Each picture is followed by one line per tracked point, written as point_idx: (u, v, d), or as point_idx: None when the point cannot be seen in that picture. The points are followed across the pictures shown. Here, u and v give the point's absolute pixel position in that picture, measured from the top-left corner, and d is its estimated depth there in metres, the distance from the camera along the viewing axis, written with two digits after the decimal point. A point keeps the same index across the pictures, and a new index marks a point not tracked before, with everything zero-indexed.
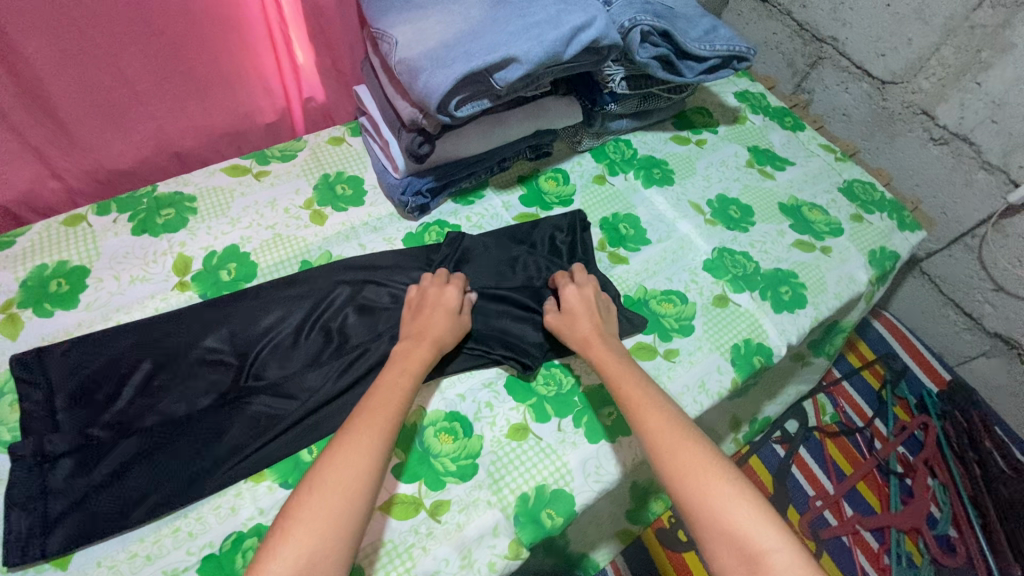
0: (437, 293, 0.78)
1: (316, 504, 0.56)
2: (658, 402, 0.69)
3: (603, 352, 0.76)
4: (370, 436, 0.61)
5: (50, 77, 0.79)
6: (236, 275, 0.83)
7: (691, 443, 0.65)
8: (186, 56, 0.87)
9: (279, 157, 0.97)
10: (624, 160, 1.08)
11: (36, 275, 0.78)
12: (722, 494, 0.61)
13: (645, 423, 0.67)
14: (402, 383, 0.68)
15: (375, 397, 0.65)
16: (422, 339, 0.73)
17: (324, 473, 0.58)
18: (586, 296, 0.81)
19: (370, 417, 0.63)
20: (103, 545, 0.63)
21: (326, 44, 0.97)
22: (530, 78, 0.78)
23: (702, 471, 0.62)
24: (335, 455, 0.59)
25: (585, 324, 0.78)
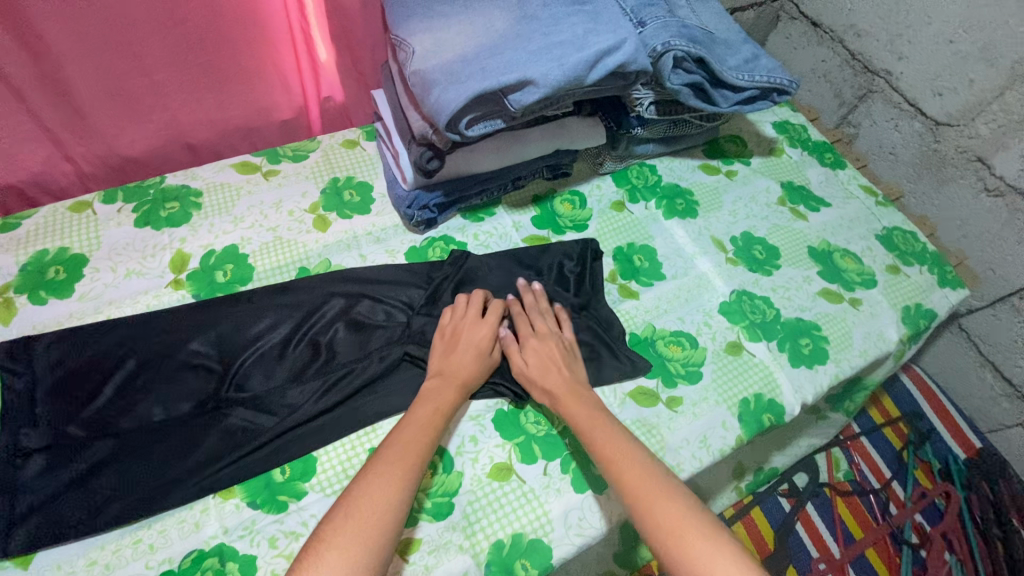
0: (474, 328, 0.76)
1: (346, 537, 0.55)
2: (637, 454, 0.65)
3: (571, 408, 0.71)
4: (401, 471, 0.61)
5: (66, 62, 0.78)
6: (231, 277, 0.81)
7: (670, 498, 0.61)
8: (205, 50, 0.86)
9: (290, 156, 0.95)
10: (647, 187, 1.03)
11: (36, 260, 0.78)
12: (702, 552, 0.57)
13: (623, 481, 0.63)
14: (430, 419, 0.67)
15: (404, 432, 0.65)
16: (451, 381, 0.71)
17: (352, 506, 0.57)
18: (548, 347, 0.76)
19: (401, 451, 0.63)
20: (66, 549, 0.61)
21: (347, 44, 0.95)
22: (549, 101, 0.74)
23: (681, 528, 0.59)
24: (365, 487, 0.59)
25: (556, 379, 0.73)
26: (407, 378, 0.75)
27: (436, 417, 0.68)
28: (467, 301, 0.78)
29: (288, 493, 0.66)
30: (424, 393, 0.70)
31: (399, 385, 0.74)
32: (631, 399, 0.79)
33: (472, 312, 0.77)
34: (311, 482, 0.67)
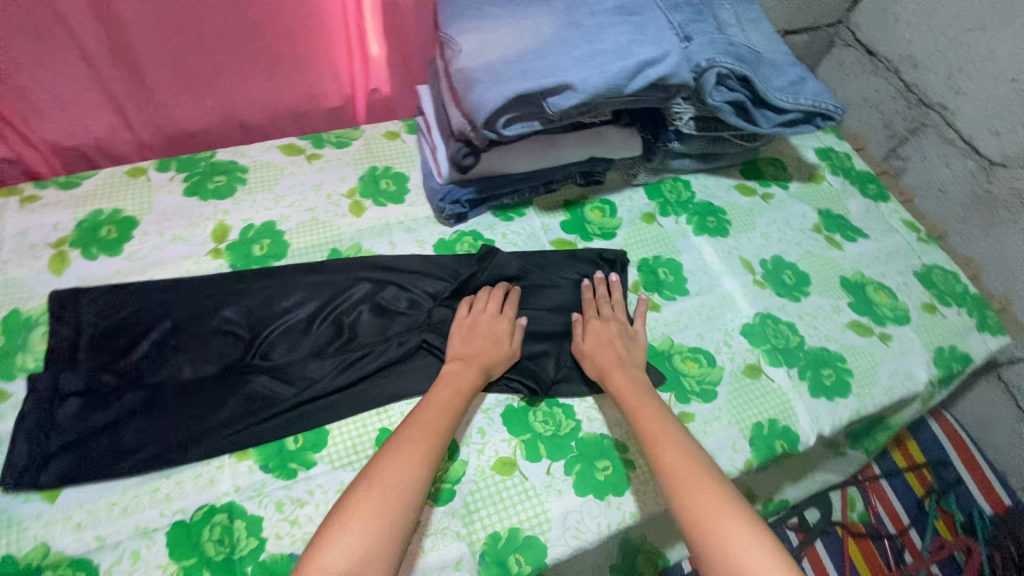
0: (493, 319, 0.79)
1: (377, 501, 0.58)
2: (678, 437, 0.67)
3: (621, 382, 0.74)
4: (424, 443, 0.63)
5: (139, 37, 0.84)
6: (267, 251, 0.84)
7: (705, 481, 0.63)
8: (266, 35, 0.90)
9: (334, 142, 0.99)
10: (679, 202, 1.03)
11: (91, 218, 0.83)
12: (730, 535, 0.58)
13: (660, 458, 0.65)
14: (448, 399, 0.69)
15: (424, 410, 0.67)
16: (468, 364, 0.74)
17: (382, 473, 0.60)
18: (608, 328, 0.80)
19: (424, 427, 0.65)
20: (89, 489, 0.65)
21: (399, 40, 0.98)
22: (589, 109, 0.74)
23: (712, 510, 0.60)
24: (391, 457, 0.61)
25: (608, 355, 0.78)
26: (423, 366, 0.77)
27: (455, 397, 0.70)
28: (486, 294, 0.81)
29: (298, 461, 0.69)
30: (443, 377, 0.72)
31: (415, 371, 0.76)
32: None
33: (495, 305, 0.80)
34: (322, 453, 0.70)
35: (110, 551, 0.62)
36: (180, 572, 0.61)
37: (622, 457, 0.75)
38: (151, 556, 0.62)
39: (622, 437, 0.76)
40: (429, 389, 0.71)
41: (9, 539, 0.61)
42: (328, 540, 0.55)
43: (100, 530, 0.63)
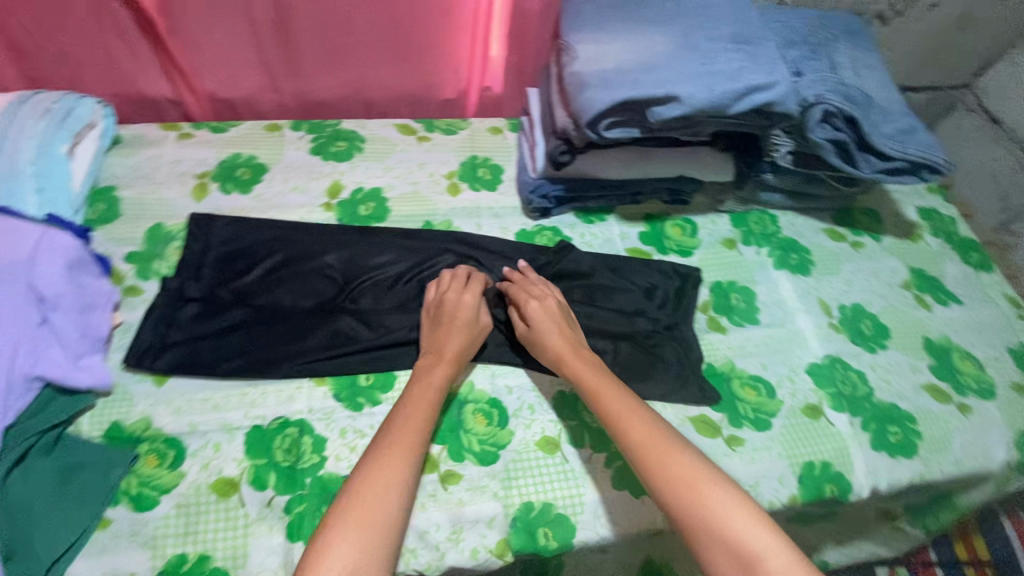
0: (457, 299, 0.79)
1: (366, 512, 0.58)
2: (642, 412, 0.68)
3: (577, 365, 0.74)
4: (403, 454, 0.63)
5: (300, 13, 0.97)
6: (370, 213, 0.94)
7: (677, 449, 0.65)
8: (404, 25, 1.01)
9: (444, 129, 1.08)
10: (762, 234, 1.03)
11: (231, 159, 0.95)
12: (711, 502, 0.60)
13: (626, 436, 0.66)
14: (421, 400, 0.69)
15: (400, 415, 0.67)
16: (441, 357, 0.74)
17: (365, 485, 0.60)
18: (549, 307, 0.78)
19: (400, 433, 0.65)
20: (190, 381, 0.74)
21: (519, 44, 1.05)
22: (691, 124, 0.77)
23: (690, 481, 0.62)
24: (373, 471, 0.61)
25: (556, 339, 0.76)
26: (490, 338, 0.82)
27: (430, 399, 0.69)
28: (451, 276, 0.82)
29: (365, 397, 0.76)
30: (414, 379, 0.71)
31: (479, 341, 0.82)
32: (691, 423, 0.80)
33: (445, 292, 0.79)
34: (387, 395, 0.76)
35: (198, 437, 0.71)
36: (251, 468, 0.69)
37: None
38: (230, 449, 0.70)
39: None
40: (404, 389, 0.70)
41: (121, 408, 0.71)
42: (326, 547, 0.55)
43: (193, 418, 0.72)
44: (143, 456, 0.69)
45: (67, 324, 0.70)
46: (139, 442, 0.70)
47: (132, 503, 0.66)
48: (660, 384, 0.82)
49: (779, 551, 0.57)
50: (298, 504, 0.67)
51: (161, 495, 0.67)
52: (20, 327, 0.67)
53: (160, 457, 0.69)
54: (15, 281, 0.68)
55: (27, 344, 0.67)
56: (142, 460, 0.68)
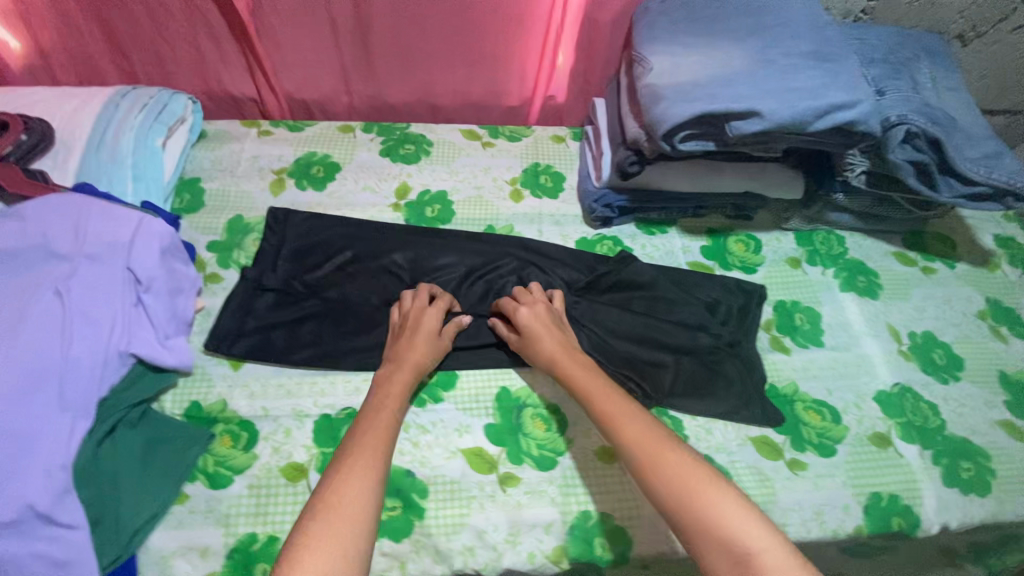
0: (424, 313, 0.78)
1: (337, 513, 0.54)
2: (631, 408, 0.66)
3: (572, 366, 0.72)
4: (374, 458, 0.60)
5: (378, 19, 1.00)
6: (436, 215, 0.96)
7: (669, 446, 0.61)
8: (475, 32, 1.04)
9: (508, 136, 1.10)
10: (829, 255, 1.00)
11: (307, 157, 0.99)
12: (707, 500, 0.56)
13: (620, 436, 0.63)
14: (388, 409, 0.67)
15: (370, 421, 0.65)
16: (401, 365, 0.72)
17: (336, 487, 0.57)
18: (539, 312, 0.78)
19: (368, 437, 0.62)
20: (264, 366, 0.78)
21: (586, 54, 1.06)
22: (769, 139, 0.76)
23: (683, 479, 0.58)
24: (342, 473, 0.58)
25: (550, 341, 0.75)
26: None
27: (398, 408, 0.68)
28: (411, 295, 0.81)
29: (429, 394, 0.78)
30: (385, 387, 0.70)
31: None
32: (752, 443, 0.79)
33: (411, 307, 0.79)
34: (450, 394, 0.78)
35: (269, 421, 0.74)
36: (319, 456, 0.71)
37: None
38: (299, 436, 0.73)
39: (727, 463, 0.77)
40: (372, 399, 0.69)
41: (201, 388, 0.75)
42: (295, 548, 0.52)
43: (265, 403, 0.75)
44: (219, 436, 0.72)
45: (156, 303, 0.75)
46: (215, 423, 0.73)
47: (208, 480, 0.69)
48: (722, 402, 0.81)
49: (781, 550, 0.52)
50: None
51: (234, 474, 0.70)
52: (116, 305, 0.71)
53: (234, 438, 0.72)
54: (112, 262, 0.73)
55: (121, 321, 0.71)
56: (217, 439, 0.72)
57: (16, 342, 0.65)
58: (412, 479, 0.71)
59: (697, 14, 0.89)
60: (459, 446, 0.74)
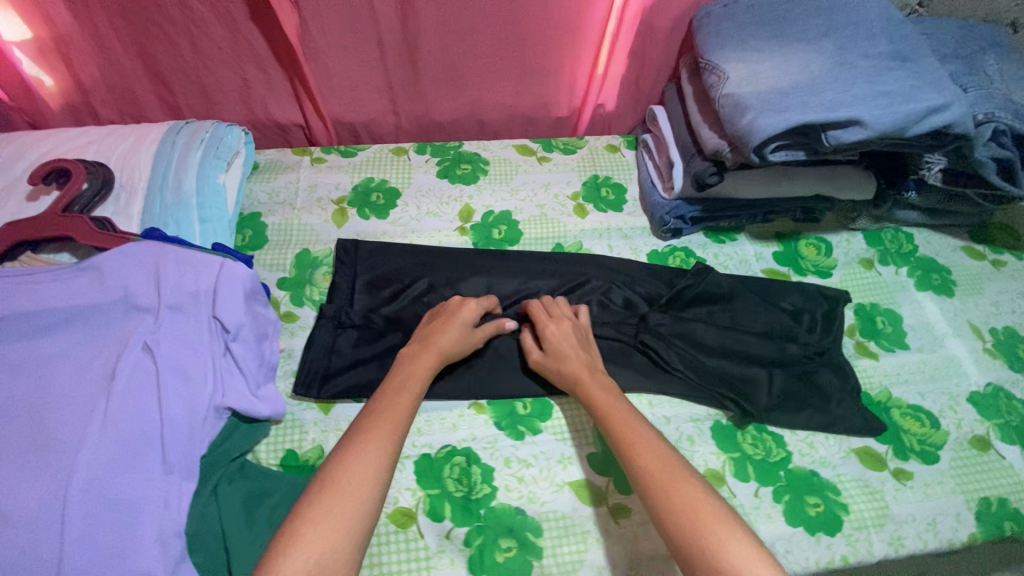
0: (460, 304, 0.78)
1: (342, 499, 0.54)
2: (650, 437, 0.64)
3: (591, 390, 0.71)
4: (387, 438, 0.60)
5: (426, 37, 0.97)
6: (504, 236, 0.95)
7: (684, 476, 0.60)
8: (526, 45, 1.00)
9: (562, 148, 1.07)
10: (900, 253, 0.99)
11: (364, 184, 0.97)
12: (712, 533, 0.54)
13: (633, 459, 0.62)
14: (408, 393, 0.66)
15: (389, 402, 0.64)
16: (427, 347, 0.72)
17: (345, 469, 0.56)
18: (565, 329, 0.77)
19: (387, 419, 0.62)
20: (356, 406, 0.76)
21: (640, 61, 1.04)
22: (864, 146, 0.76)
23: (692, 507, 0.56)
24: (355, 450, 0.58)
25: (574, 360, 0.74)
26: (640, 366, 0.82)
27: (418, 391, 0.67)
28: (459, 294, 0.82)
29: (526, 426, 0.76)
30: (409, 367, 0.70)
31: (632, 369, 0.81)
32: (855, 456, 0.78)
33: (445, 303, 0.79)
34: (547, 424, 0.76)
35: None
36: (426, 499, 0.70)
37: (833, 498, 0.74)
38: (402, 478, 0.71)
39: (834, 479, 0.76)
40: (397, 376, 0.68)
41: (294, 436, 0.74)
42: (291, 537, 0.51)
43: None
44: None
45: (243, 351, 0.72)
46: (315, 470, 0.72)
47: None
48: (820, 413, 0.80)
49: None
50: (476, 536, 0.67)
51: None
52: (206, 357, 0.69)
53: None
54: (197, 313, 0.70)
55: (213, 374, 0.69)
56: None
57: (116, 405, 0.63)
58: (524, 517, 0.69)
59: (766, 17, 0.87)
60: (565, 479, 0.72)
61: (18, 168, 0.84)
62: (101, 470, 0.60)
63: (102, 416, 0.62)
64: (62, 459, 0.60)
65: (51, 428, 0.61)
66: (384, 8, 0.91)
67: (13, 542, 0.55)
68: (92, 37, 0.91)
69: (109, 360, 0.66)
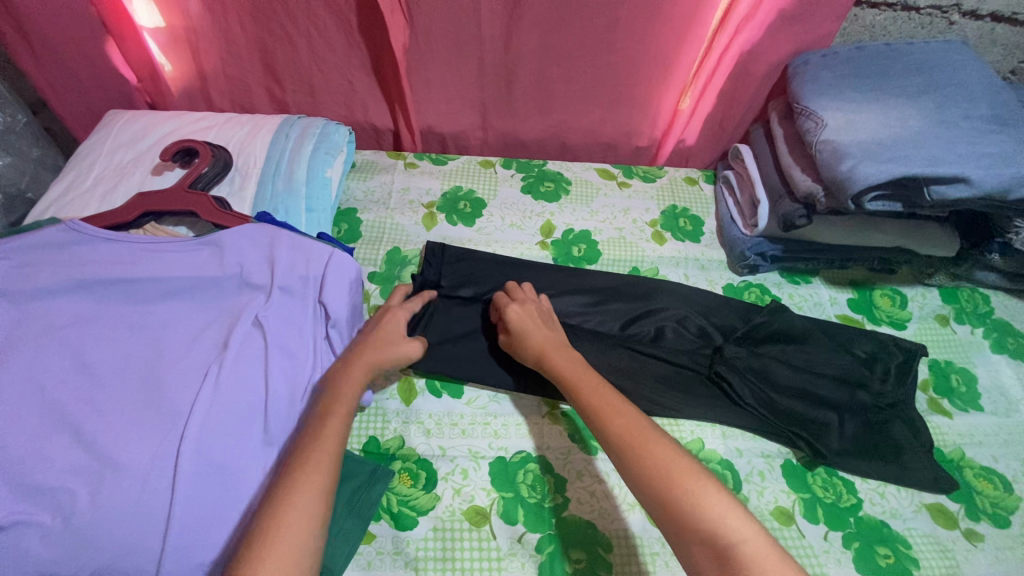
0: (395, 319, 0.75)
1: (296, 514, 0.52)
2: (623, 402, 0.64)
3: (558, 359, 0.71)
4: (314, 495, 0.54)
5: (525, 60, 1.00)
6: (583, 254, 0.98)
7: (655, 437, 0.59)
8: (618, 76, 1.03)
9: (642, 176, 1.10)
10: (976, 313, 0.99)
11: (453, 192, 1.02)
12: (689, 488, 0.54)
13: (607, 424, 0.61)
14: (335, 430, 0.60)
15: (320, 446, 0.58)
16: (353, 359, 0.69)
17: (283, 521, 0.52)
18: (529, 309, 0.78)
19: (316, 462, 0.57)
20: (436, 403, 0.79)
21: (728, 101, 1.06)
22: (963, 205, 0.78)
23: (667, 467, 0.56)
24: (296, 478, 0.55)
25: (537, 336, 0.75)
26: (712, 397, 0.83)
27: (342, 430, 0.61)
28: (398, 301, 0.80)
29: None
30: (332, 406, 0.63)
31: (704, 399, 0.82)
32: (926, 511, 0.77)
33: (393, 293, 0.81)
34: None
35: (447, 461, 0.74)
36: (500, 501, 0.71)
37: (904, 550, 0.74)
38: (477, 478, 0.73)
39: (905, 532, 0.75)
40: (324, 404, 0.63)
41: (377, 424, 0.76)
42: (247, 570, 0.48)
43: (441, 441, 0.76)
44: (398, 474, 0.72)
45: (342, 338, 0.76)
46: (394, 460, 0.74)
47: (393, 521, 0.69)
48: (891, 464, 0.79)
49: (760, 544, 0.51)
50: (548, 544, 0.68)
51: (419, 516, 0.70)
52: (309, 339, 0.73)
53: (413, 477, 0.72)
54: (305, 297, 0.75)
55: (313, 357, 0.73)
56: (397, 478, 0.72)
57: (226, 375, 0.66)
58: (594, 531, 0.70)
59: (864, 70, 0.88)
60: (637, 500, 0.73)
61: (145, 143, 0.91)
62: (208, 433, 0.63)
63: (212, 384, 0.66)
64: (175, 420, 0.63)
65: (165, 391, 0.65)
66: (490, 30, 0.95)
67: (124, 493, 0.58)
68: (219, 32, 0.98)
69: (220, 333, 0.70)
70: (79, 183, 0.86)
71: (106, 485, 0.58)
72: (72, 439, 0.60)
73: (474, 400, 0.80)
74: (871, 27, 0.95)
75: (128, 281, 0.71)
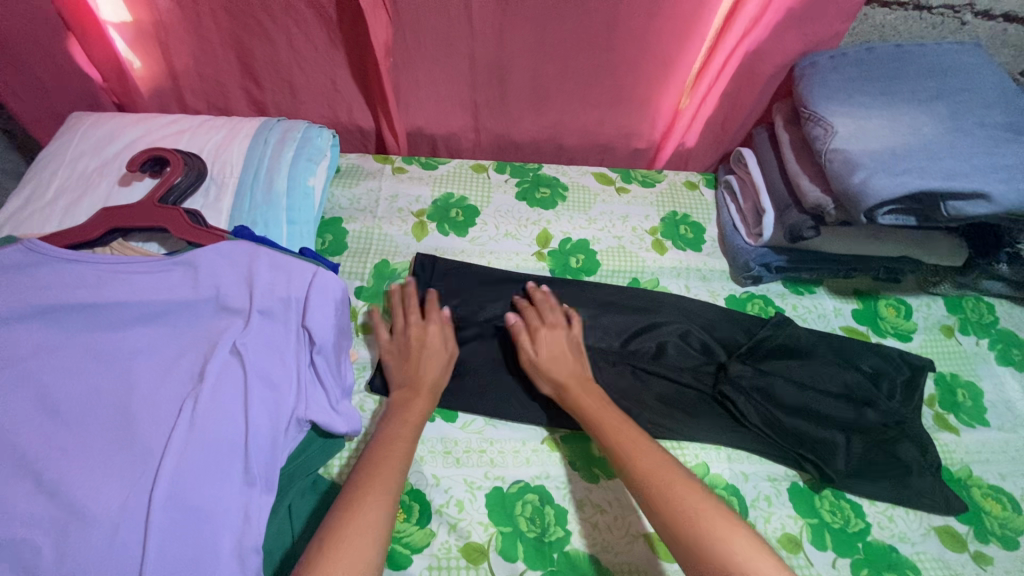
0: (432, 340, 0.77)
1: (358, 537, 0.53)
2: (646, 442, 0.64)
3: (580, 392, 0.72)
4: (378, 512, 0.56)
5: (518, 58, 0.94)
6: (581, 265, 0.94)
7: (681, 478, 0.59)
8: (617, 76, 0.98)
9: (641, 181, 1.06)
10: (981, 323, 0.97)
11: (444, 199, 0.97)
12: (716, 530, 0.53)
13: (632, 463, 0.62)
14: (396, 455, 0.63)
15: (378, 470, 0.60)
16: (417, 390, 0.71)
17: (343, 542, 0.53)
18: (559, 338, 0.77)
19: (376, 483, 0.58)
20: (429, 428, 0.75)
21: (731, 102, 1.01)
22: (977, 220, 0.76)
23: (694, 506, 0.55)
24: (359, 500, 0.56)
25: (563, 368, 0.74)
26: (716, 417, 0.80)
27: (405, 455, 0.63)
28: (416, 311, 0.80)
29: (602, 469, 0.74)
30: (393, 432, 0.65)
31: (708, 420, 0.79)
32: (935, 534, 0.76)
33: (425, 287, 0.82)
34: None
35: (441, 492, 0.70)
36: (498, 536, 0.68)
37: None
38: (473, 510, 0.69)
39: (914, 556, 0.73)
40: (387, 427, 0.66)
41: None
42: None
43: (435, 470, 0.72)
44: None
45: (328, 363, 0.71)
46: None
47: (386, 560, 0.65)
48: (899, 486, 0.77)
49: None
50: None
51: (413, 553, 0.66)
52: (293, 367, 0.68)
53: (406, 511, 0.68)
54: (287, 320, 0.70)
55: (297, 386, 0.68)
56: None
57: (202, 410, 0.61)
58: (597, 565, 0.67)
59: (875, 73, 0.84)
60: (641, 531, 0.69)
61: (111, 149, 0.84)
62: (184, 476, 0.58)
63: (188, 420, 0.61)
64: (147, 462, 0.58)
65: (137, 430, 0.60)
66: (482, 27, 0.89)
67: (92, 544, 0.54)
68: (190, 27, 0.91)
69: (195, 362, 0.65)
70: (39, 194, 0.80)
71: (72, 538, 0.53)
72: (33, 486, 0.55)
73: (469, 424, 0.76)
74: (881, 27, 0.91)
75: (94, 306, 0.65)
